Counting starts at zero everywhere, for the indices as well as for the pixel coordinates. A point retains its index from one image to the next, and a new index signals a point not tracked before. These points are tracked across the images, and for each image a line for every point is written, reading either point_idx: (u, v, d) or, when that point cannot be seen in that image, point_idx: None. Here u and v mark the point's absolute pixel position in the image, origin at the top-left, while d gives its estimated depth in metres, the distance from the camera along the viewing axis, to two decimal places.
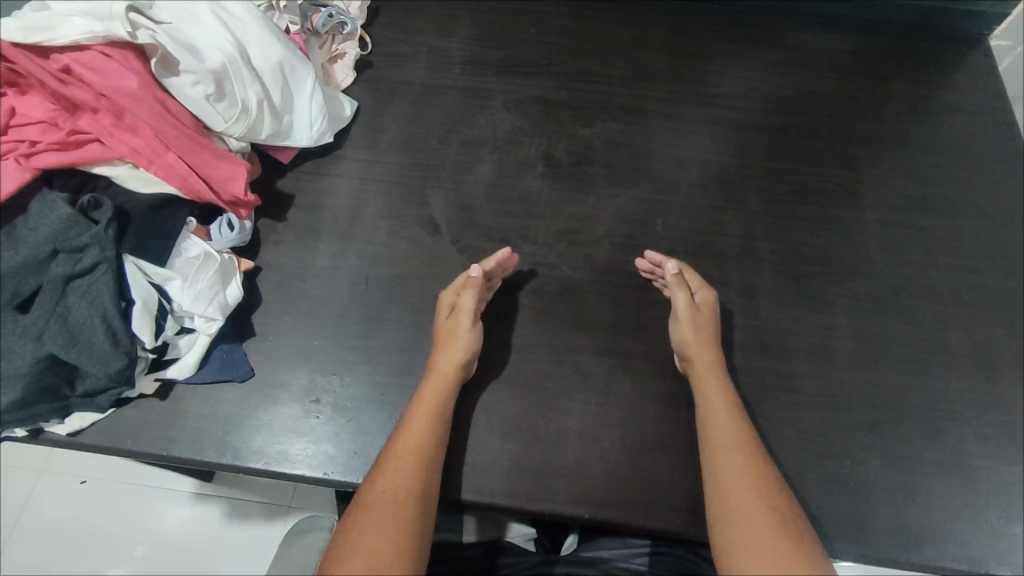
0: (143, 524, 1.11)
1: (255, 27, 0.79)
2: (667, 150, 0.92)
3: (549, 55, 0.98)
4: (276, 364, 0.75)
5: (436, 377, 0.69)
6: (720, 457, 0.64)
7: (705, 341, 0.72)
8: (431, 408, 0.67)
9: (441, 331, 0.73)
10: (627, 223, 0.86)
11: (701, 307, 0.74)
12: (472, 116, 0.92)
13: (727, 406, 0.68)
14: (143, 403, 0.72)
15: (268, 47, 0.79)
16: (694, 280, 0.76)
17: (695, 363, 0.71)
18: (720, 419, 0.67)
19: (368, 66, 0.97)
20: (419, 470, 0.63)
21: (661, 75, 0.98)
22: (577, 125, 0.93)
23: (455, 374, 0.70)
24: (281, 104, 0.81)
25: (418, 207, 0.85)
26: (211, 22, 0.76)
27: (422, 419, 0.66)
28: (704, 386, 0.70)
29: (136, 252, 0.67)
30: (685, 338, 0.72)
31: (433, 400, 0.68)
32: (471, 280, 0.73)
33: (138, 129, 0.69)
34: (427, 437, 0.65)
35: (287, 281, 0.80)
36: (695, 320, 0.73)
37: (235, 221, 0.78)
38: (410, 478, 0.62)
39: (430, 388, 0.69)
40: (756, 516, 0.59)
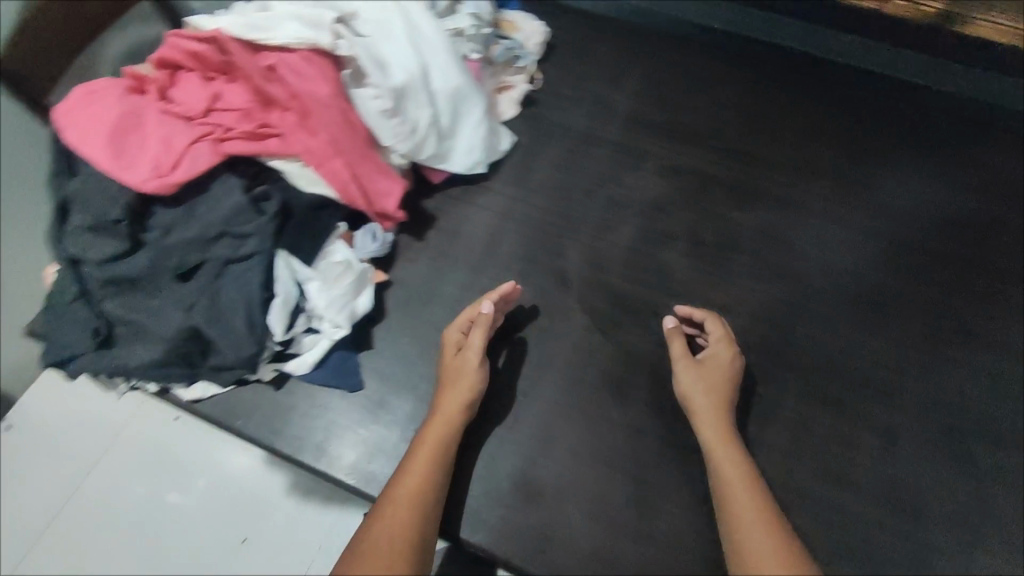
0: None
1: (442, 52, 0.81)
2: (825, 252, 0.85)
3: (716, 127, 0.94)
4: (384, 382, 0.76)
5: (441, 416, 0.68)
6: (745, 548, 0.57)
7: (711, 397, 0.68)
8: (433, 449, 0.65)
9: (446, 367, 0.71)
10: (766, 324, 0.80)
11: (704, 359, 0.71)
12: (625, 174, 0.90)
13: (750, 489, 0.61)
14: (258, 389, 0.75)
15: (450, 73, 0.81)
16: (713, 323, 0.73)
17: (708, 443, 0.66)
18: (744, 504, 0.60)
19: (532, 103, 0.97)
20: (415, 510, 0.61)
21: (834, 170, 0.91)
22: (732, 207, 0.88)
23: (461, 413, 0.68)
24: (447, 128, 0.83)
25: (551, 256, 0.84)
26: (404, 41, 0.79)
27: (423, 460, 0.64)
28: (725, 469, 0.63)
29: (289, 249, 0.71)
30: (696, 410, 0.68)
31: (434, 440, 0.66)
32: (482, 316, 0.72)
33: (317, 132, 0.72)
34: (426, 477, 0.63)
35: (412, 302, 0.81)
36: (703, 372, 0.70)
37: (379, 233, 0.80)
38: (408, 519, 0.59)
39: (433, 428, 0.67)
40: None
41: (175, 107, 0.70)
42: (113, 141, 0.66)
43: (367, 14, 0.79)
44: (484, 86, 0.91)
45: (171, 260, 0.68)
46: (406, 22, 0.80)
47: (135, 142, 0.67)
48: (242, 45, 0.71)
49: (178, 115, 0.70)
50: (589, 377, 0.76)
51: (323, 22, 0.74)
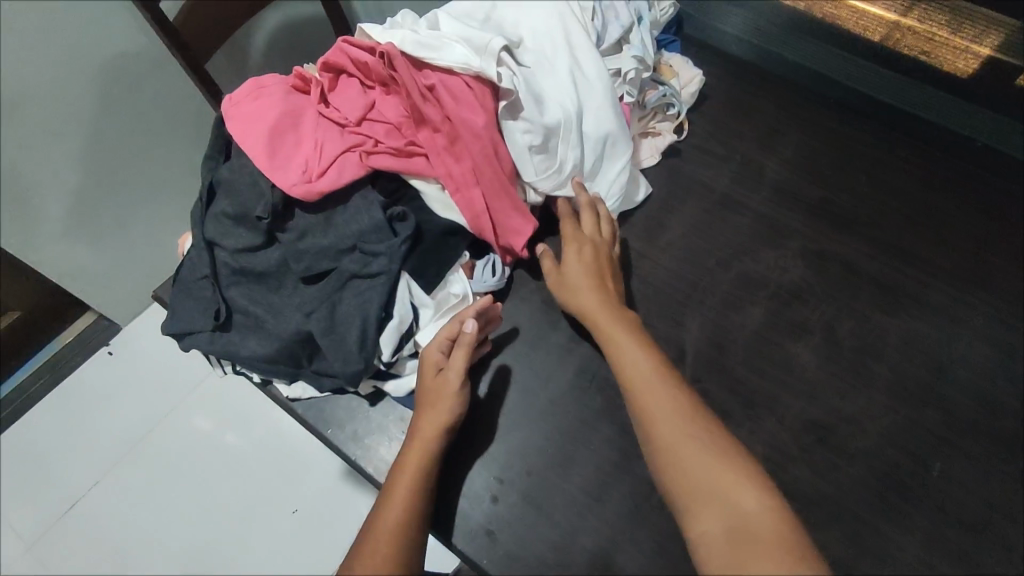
0: (265, 413, 1.25)
1: (600, 94, 0.77)
2: (977, 379, 0.75)
3: (870, 213, 0.86)
4: (478, 422, 0.74)
5: (418, 440, 0.65)
6: (672, 460, 0.57)
7: (604, 306, 0.70)
8: (413, 479, 0.62)
9: (425, 392, 0.68)
10: (897, 447, 0.72)
11: (568, 268, 0.73)
12: (762, 249, 0.84)
13: (672, 406, 0.60)
14: (354, 401, 0.75)
15: (604, 116, 0.77)
16: (591, 213, 0.76)
17: (624, 375, 0.64)
18: (664, 420, 0.59)
19: (675, 154, 0.92)
20: (394, 540, 0.58)
21: (1002, 287, 0.81)
22: (876, 307, 0.80)
23: (438, 437, 0.65)
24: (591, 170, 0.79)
25: (670, 324, 0.79)
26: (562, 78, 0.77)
27: (401, 489, 0.62)
28: (642, 392, 0.62)
29: (413, 272, 0.70)
30: (607, 335, 0.68)
31: (412, 466, 0.63)
32: (464, 337, 0.68)
33: (462, 159, 0.71)
34: (408, 508, 0.61)
35: (518, 344, 0.79)
36: (585, 283, 0.71)
37: (499, 266, 0.78)
38: (392, 556, 0.57)
39: (411, 455, 0.64)
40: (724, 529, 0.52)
41: (332, 113, 0.71)
42: (271, 140, 0.68)
43: (531, 45, 0.79)
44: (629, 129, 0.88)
45: (301, 263, 0.69)
46: (569, 58, 0.78)
47: (290, 141, 0.69)
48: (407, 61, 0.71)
49: (334, 122, 0.70)
50: None
51: (490, 48, 0.72)
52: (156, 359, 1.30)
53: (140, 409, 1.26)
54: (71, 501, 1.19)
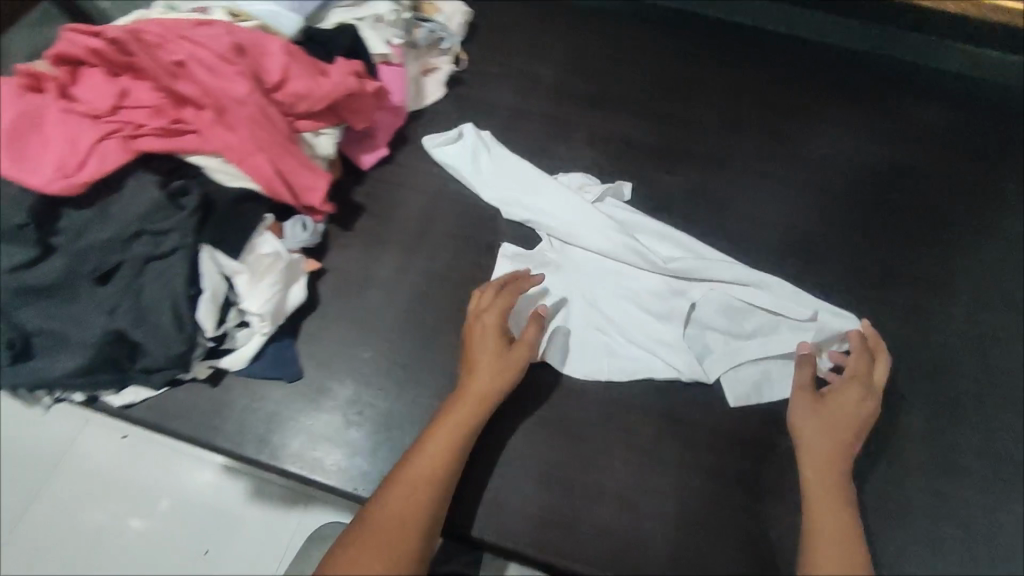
0: (160, 481, 0.96)
1: (557, 205, 0.81)
2: (749, 208, 0.88)
3: (640, 94, 0.96)
4: (325, 369, 0.75)
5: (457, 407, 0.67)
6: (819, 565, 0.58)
7: (860, 416, 0.67)
8: (453, 434, 0.65)
9: (484, 350, 0.69)
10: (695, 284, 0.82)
11: (829, 398, 0.68)
12: (553, 147, 0.91)
13: (844, 522, 0.61)
14: (192, 387, 0.73)
15: (554, 214, 0.81)
16: (883, 360, 0.71)
17: (810, 484, 0.64)
18: (835, 531, 0.60)
19: (458, 83, 0.97)
20: (426, 491, 0.61)
21: (755, 130, 0.93)
22: (659, 170, 0.90)
23: (495, 402, 0.68)
24: (684, 294, 0.77)
25: (486, 231, 0.84)
26: (658, 244, 0.81)
27: (440, 442, 0.64)
28: (824, 488, 0.63)
29: (213, 243, 0.70)
30: (827, 421, 0.66)
31: (458, 423, 0.66)
32: (537, 316, 0.72)
33: (236, 128, 0.70)
34: (443, 462, 0.63)
35: (348, 288, 0.80)
36: (861, 426, 0.66)
37: (310, 223, 0.79)
38: (420, 507, 0.60)
39: (459, 410, 0.66)
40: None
41: (79, 106, 0.67)
42: (13, 144, 0.64)
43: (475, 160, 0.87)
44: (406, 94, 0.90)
45: (89, 263, 0.66)
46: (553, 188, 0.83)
47: (36, 144, 0.65)
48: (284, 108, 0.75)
49: (82, 114, 0.66)
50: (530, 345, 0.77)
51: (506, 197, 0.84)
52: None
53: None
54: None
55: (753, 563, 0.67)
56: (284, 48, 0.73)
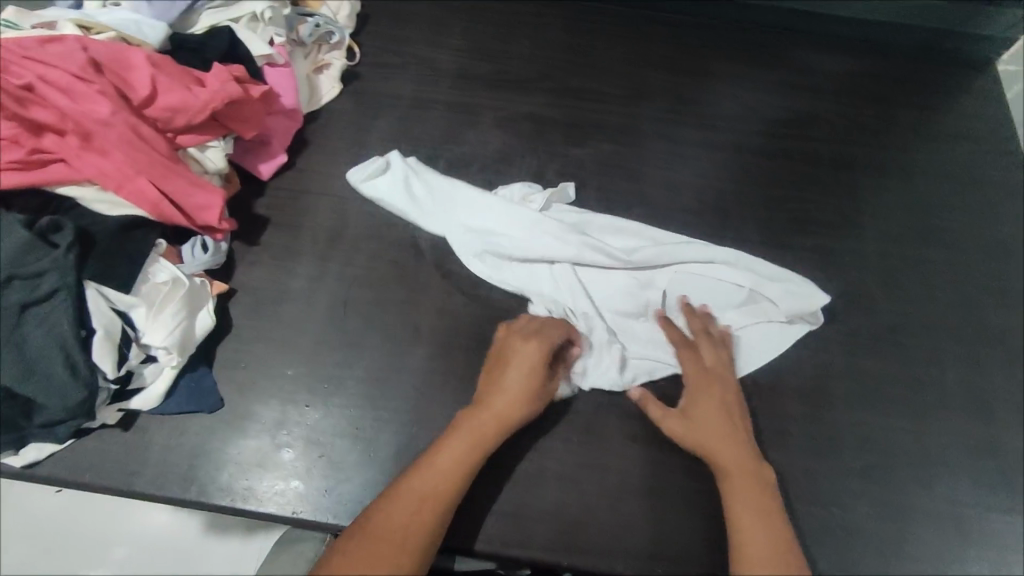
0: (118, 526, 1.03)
1: (529, 226, 0.77)
2: (661, 172, 0.88)
3: (542, 70, 0.95)
4: (247, 394, 0.72)
5: (471, 429, 0.65)
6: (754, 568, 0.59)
7: (721, 406, 0.69)
8: (483, 438, 0.65)
9: (527, 382, 0.67)
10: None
11: (691, 409, 0.69)
12: (459, 133, 0.89)
13: (759, 507, 0.63)
14: (104, 434, 0.69)
15: (538, 245, 0.76)
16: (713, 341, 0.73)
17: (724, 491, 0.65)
18: (757, 524, 0.62)
19: (355, 77, 0.93)
20: (449, 487, 0.62)
21: (659, 93, 0.94)
22: (570, 145, 0.89)
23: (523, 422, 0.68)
24: (652, 285, 0.77)
25: (400, 227, 0.82)
26: (610, 238, 0.80)
27: (463, 443, 0.64)
28: (735, 486, 0.64)
29: (98, 277, 0.64)
30: (701, 425, 0.68)
31: (493, 430, 0.65)
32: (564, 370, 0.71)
33: (108, 152, 0.65)
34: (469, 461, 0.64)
35: (261, 306, 0.76)
36: (731, 421, 0.68)
37: (210, 242, 0.74)
38: (440, 502, 0.61)
39: (493, 417, 0.65)
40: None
41: None
42: None
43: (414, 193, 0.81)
44: (299, 96, 0.86)
45: None
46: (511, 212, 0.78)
47: None
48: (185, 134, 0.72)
49: None
50: (458, 337, 0.75)
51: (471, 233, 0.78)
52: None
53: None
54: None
55: (699, 520, 0.69)
56: (148, 58, 0.68)
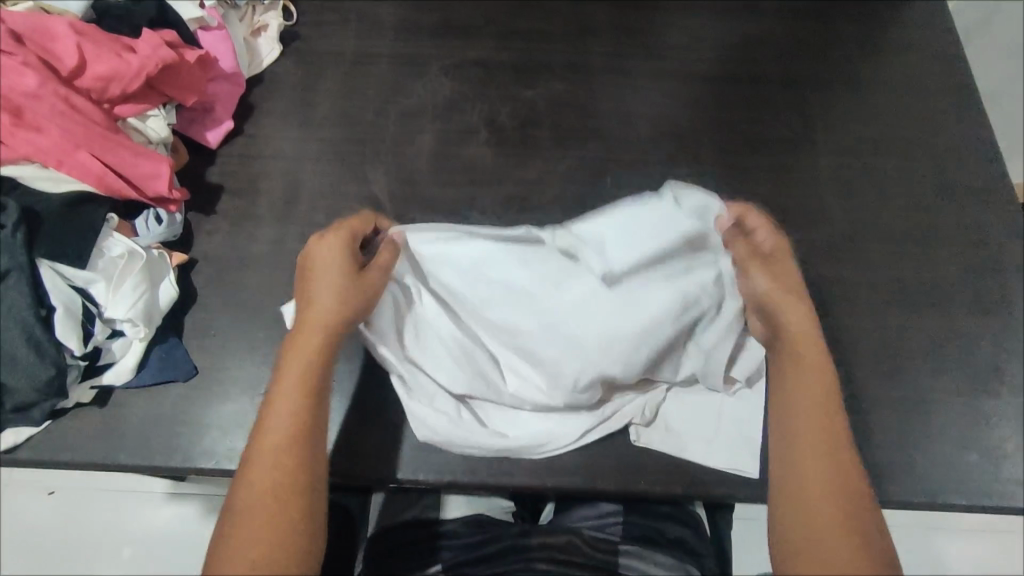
0: (116, 523, 1.04)
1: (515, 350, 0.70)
2: (614, 105, 0.88)
3: (486, 13, 0.93)
4: (221, 360, 0.72)
5: (290, 369, 0.61)
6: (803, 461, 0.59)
7: (785, 290, 0.67)
8: (310, 358, 0.62)
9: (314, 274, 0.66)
10: None
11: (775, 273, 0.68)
12: (408, 84, 0.88)
13: (818, 403, 0.62)
14: (80, 413, 0.68)
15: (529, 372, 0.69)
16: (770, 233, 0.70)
17: (802, 370, 0.64)
18: (813, 423, 0.61)
19: (295, 37, 0.90)
20: (297, 427, 0.59)
21: (605, 27, 0.93)
22: (521, 85, 0.89)
23: (339, 319, 0.64)
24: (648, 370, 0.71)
25: (358, 184, 0.81)
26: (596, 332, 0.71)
27: (297, 373, 0.61)
28: (806, 377, 0.63)
29: (51, 254, 0.64)
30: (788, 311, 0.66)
31: (317, 347, 0.62)
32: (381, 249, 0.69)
33: (42, 127, 0.63)
34: (307, 387, 0.61)
35: (226, 274, 0.76)
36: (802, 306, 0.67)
37: (164, 214, 0.74)
38: (293, 444, 0.58)
39: (311, 329, 0.63)
40: (840, 525, 0.55)
41: None
42: None
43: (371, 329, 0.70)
44: (238, 60, 0.84)
45: None
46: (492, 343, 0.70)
47: None
48: (126, 103, 0.70)
49: None
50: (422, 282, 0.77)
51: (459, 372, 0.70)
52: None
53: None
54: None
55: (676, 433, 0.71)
56: (71, 27, 0.66)
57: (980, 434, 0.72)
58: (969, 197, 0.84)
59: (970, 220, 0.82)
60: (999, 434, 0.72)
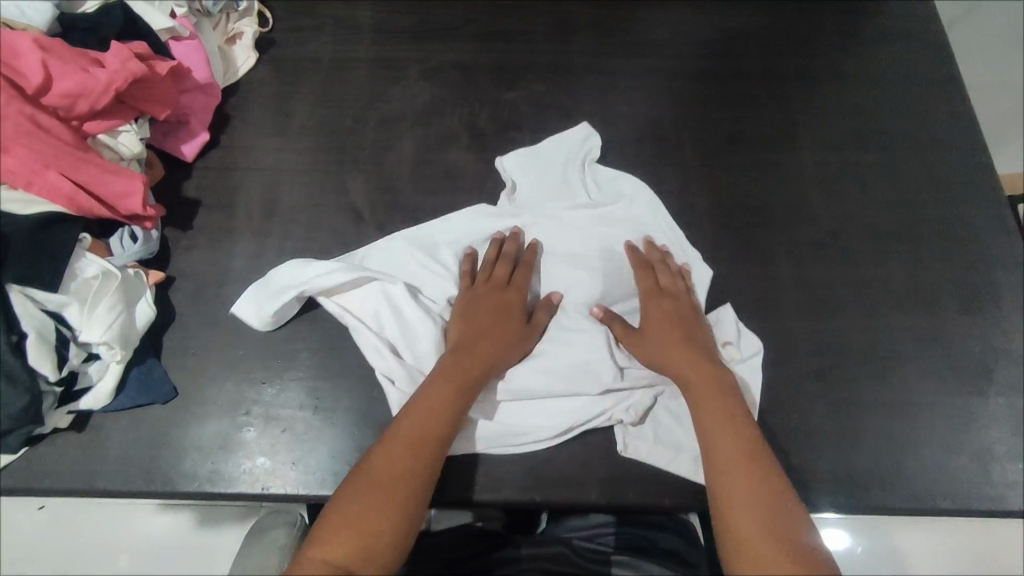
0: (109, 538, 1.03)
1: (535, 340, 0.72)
2: (596, 106, 0.87)
3: (465, 14, 0.91)
4: (201, 379, 0.70)
5: (444, 378, 0.64)
6: (722, 477, 0.59)
7: (670, 329, 0.69)
8: (460, 374, 0.64)
9: (490, 300, 0.71)
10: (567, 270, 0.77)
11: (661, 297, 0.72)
12: (387, 90, 0.86)
13: (724, 422, 0.62)
14: (58, 438, 0.67)
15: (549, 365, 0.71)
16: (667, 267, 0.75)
17: (696, 397, 0.65)
18: (726, 438, 0.61)
19: (271, 44, 0.88)
20: (429, 432, 0.60)
21: (587, 26, 0.91)
22: (501, 89, 0.87)
23: (496, 348, 0.68)
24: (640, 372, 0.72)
25: (337, 194, 0.80)
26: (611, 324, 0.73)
27: (445, 383, 0.63)
28: (701, 399, 0.64)
29: (21, 279, 0.62)
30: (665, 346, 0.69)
31: (474, 366, 0.66)
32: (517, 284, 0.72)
33: (9, 147, 0.61)
34: (450, 397, 0.63)
35: (204, 290, 0.74)
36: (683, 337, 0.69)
37: (139, 232, 0.72)
38: (420, 444, 0.59)
39: (473, 348, 0.67)
40: (766, 535, 0.54)
41: None
42: None
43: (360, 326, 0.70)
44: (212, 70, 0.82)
45: None
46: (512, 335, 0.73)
47: None
48: (96, 118, 0.68)
49: None
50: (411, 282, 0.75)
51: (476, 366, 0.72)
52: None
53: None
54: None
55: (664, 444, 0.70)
56: (35, 42, 0.64)
57: (967, 435, 0.72)
58: (955, 194, 0.83)
59: (957, 217, 0.82)
60: (985, 435, 0.72)
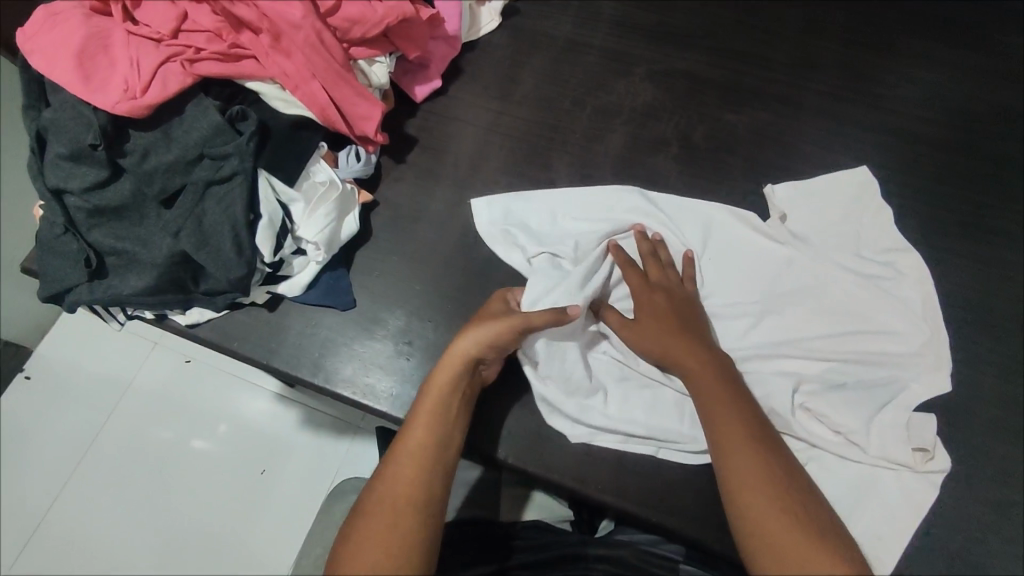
0: (229, 404, 1.14)
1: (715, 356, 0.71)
2: (818, 151, 0.82)
3: (708, 26, 0.89)
4: (377, 300, 0.76)
5: (440, 377, 0.64)
6: (730, 460, 0.59)
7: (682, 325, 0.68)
8: (450, 374, 0.64)
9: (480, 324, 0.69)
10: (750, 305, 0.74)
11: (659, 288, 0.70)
12: (611, 81, 0.87)
13: (732, 410, 0.61)
14: (252, 311, 0.76)
15: None
16: (656, 259, 0.73)
17: (701, 390, 0.63)
18: (733, 423, 0.61)
19: (515, 13, 0.92)
20: (433, 432, 0.61)
21: (830, 65, 0.87)
22: (724, 109, 0.85)
23: (473, 346, 0.64)
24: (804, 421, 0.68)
25: (540, 168, 0.83)
26: (799, 365, 0.71)
27: (440, 385, 0.63)
28: (702, 385, 0.63)
29: (270, 168, 0.70)
30: (665, 332, 0.67)
31: (456, 361, 0.64)
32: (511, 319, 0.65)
33: (292, 54, 0.70)
34: (445, 396, 0.63)
35: (401, 221, 0.80)
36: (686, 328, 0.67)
37: (363, 152, 0.78)
38: (423, 445, 0.60)
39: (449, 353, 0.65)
40: (794, 533, 0.54)
41: (142, 29, 0.69)
42: (81, 65, 0.67)
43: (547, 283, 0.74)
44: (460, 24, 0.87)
45: (154, 185, 0.69)
46: None
47: (103, 64, 0.68)
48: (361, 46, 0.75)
49: (146, 38, 0.69)
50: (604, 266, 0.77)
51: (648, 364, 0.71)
52: (93, 378, 1.16)
53: (79, 426, 1.13)
54: (10, 569, 1.04)
55: None
56: None
57: None
58: None
59: None
60: None
